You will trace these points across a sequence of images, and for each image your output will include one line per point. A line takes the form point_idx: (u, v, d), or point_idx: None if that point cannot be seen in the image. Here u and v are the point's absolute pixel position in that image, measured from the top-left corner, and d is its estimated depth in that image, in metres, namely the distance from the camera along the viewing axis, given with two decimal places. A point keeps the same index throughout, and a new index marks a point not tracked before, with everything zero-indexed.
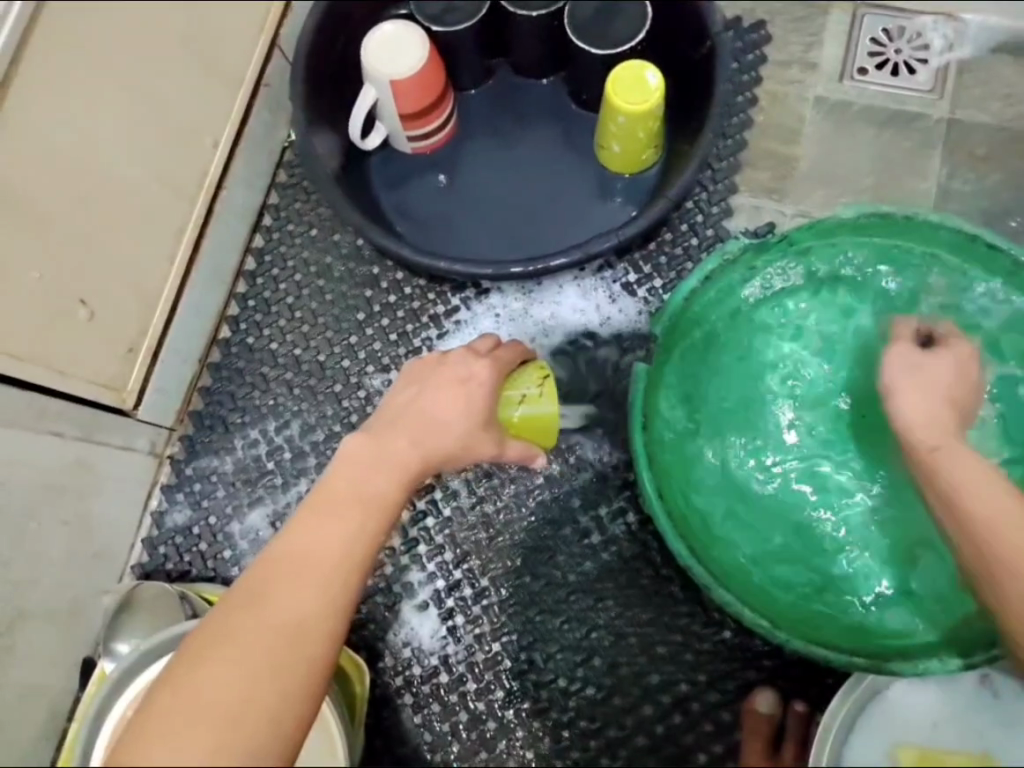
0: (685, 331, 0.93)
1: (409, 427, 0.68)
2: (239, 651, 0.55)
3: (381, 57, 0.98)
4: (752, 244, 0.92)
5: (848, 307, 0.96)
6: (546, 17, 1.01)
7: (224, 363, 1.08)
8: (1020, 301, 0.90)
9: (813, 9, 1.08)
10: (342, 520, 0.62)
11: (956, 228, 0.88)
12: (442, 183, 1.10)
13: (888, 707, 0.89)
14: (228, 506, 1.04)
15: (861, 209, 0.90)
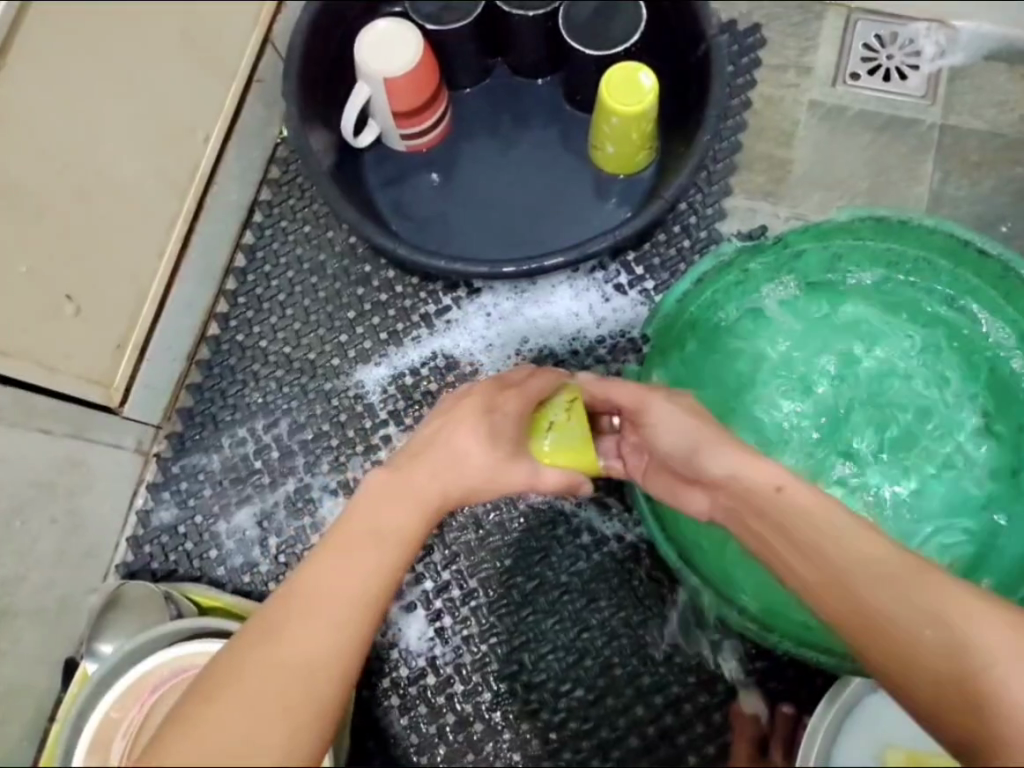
0: (677, 336, 0.93)
1: (430, 459, 0.66)
2: (251, 685, 0.50)
3: (375, 54, 0.98)
4: (745, 246, 0.92)
5: (843, 308, 0.95)
6: (542, 17, 1.00)
7: (214, 360, 1.06)
8: (1012, 306, 0.90)
9: (807, 13, 1.08)
10: (371, 554, 0.57)
11: (949, 233, 0.88)
12: (435, 181, 1.10)
13: (876, 709, 0.89)
14: (216, 506, 1.03)
15: (854, 212, 0.90)
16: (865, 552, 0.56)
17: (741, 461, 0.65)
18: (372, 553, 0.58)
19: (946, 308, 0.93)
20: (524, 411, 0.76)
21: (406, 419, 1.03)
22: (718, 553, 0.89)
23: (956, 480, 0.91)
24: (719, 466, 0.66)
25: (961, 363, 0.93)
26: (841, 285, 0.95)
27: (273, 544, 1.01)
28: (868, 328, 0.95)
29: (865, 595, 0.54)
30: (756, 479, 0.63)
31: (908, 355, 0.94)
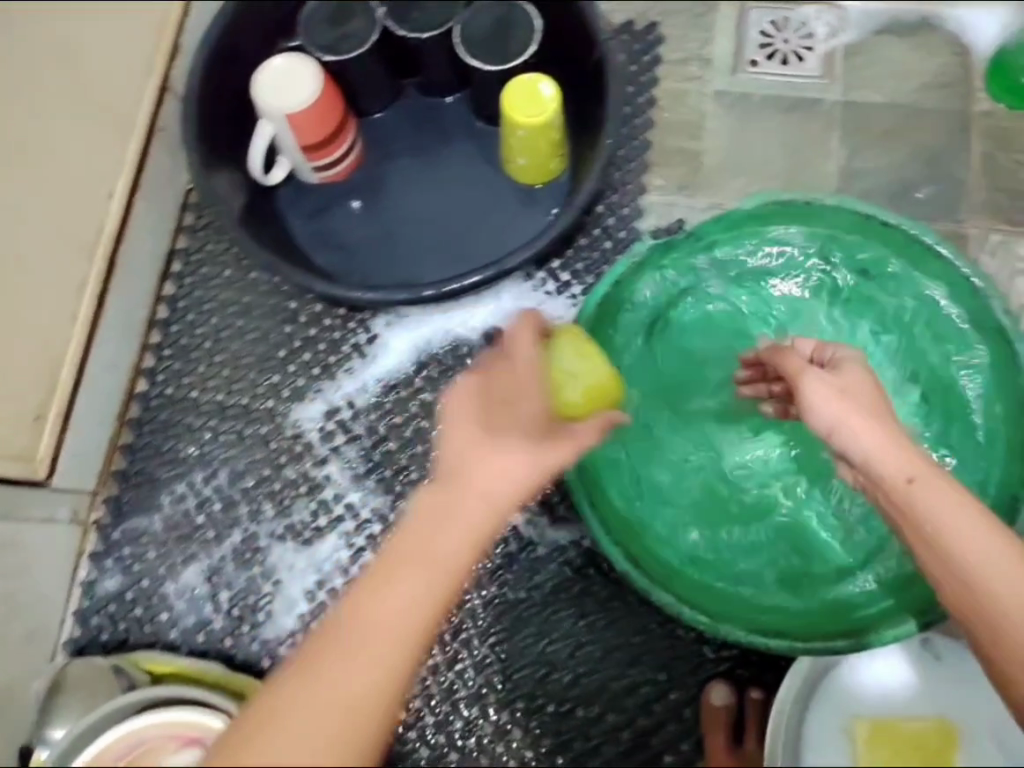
0: (601, 336, 0.93)
1: (472, 462, 0.60)
2: (292, 727, 0.51)
3: (274, 92, 0.96)
4: (659, 244, 0.94)
5: (767, 287, 0.95)
6: (439, 38, 1.00)
7: (145, 418, 1.03)
8: (923, 273, 0.91)
9: (702, 6, 1.08)
10: (418, 570, 0.56)
11: (852, 209, 0.92)
12: (356, 209, 1.07)
13: (842, 685, 0.90)
14: (162, 568, 0.99)
15: (759, 200, 0.93)
16: (995, 562, 0.64)
17: (890, 462, 0.67)
18: (417, 574, 0.56)
19: (865, 278, 0.93)
20: (541, 361, 0.67)
21: (348, 453, 1.02)
22: (667, 546, 0.88)
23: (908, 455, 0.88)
24: (893, 472, 0.67)
25: (887, 329, 0.92)
26: (760, 265, 0.95)
27: (224, 599, 0.98)
28: (792, 305, 0.94)
29: (989, 589, 0.64)
30: (889, 465, 0.67)
31: (835, 324, 0.93)
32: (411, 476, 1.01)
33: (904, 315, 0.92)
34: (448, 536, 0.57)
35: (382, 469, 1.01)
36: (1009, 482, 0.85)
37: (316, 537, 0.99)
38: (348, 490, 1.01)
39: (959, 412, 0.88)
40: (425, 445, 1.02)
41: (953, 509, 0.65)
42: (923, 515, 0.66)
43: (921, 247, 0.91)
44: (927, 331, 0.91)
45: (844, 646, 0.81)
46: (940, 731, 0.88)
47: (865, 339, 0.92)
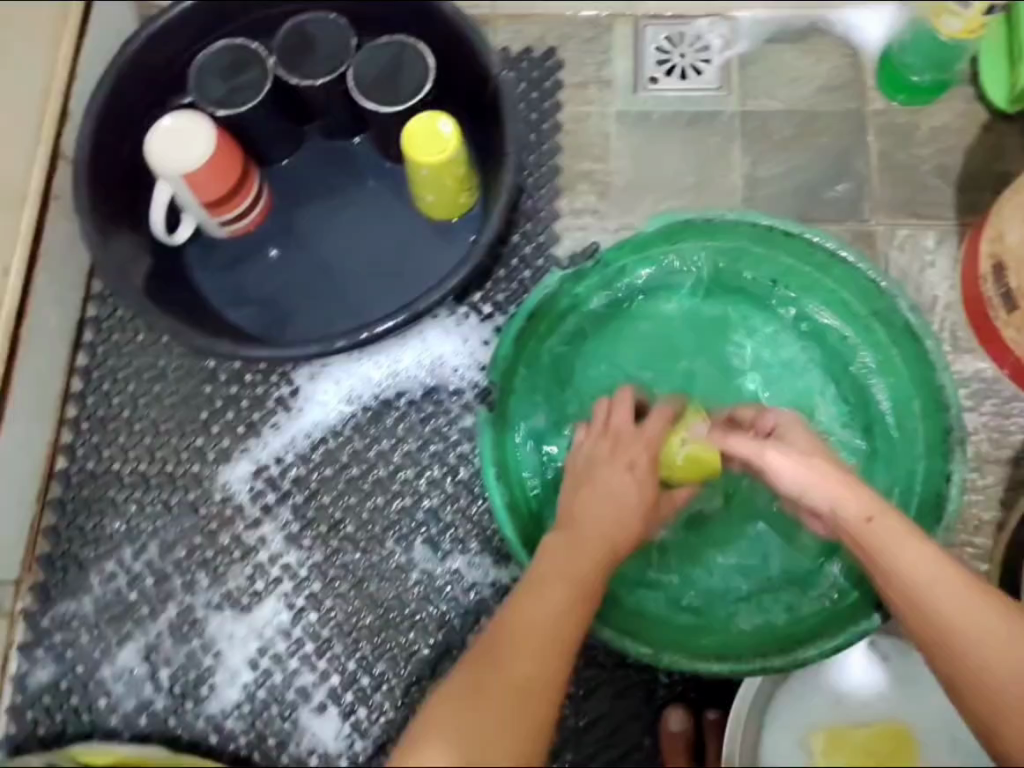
0: (520, 374, 0.92)
1: (593, 511, 0.76)
2: (492, 696, 0.60)
3: (168, 151, 0.93)
4: (568, 273, 0.91)
5: (678, 308, 0.96)
6: (332, 82, 0.98)
7: (66, 496, 0.99)
8: (830, 279, 0.92)
9: (597, 28, 1.08)
10: (568, 576, 0.70)
11: (755, 223, 0.90)
12: (274, 258, 1.06)
13: (795, 696, 0.92)
14: (96, 651, 0.96)
15: (661, 220, 0.90)
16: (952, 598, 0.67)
17: (843, 501, 0.72)
18: (558, 594, 0.69)
19: (773, 292, 0.95)
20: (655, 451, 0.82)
21: (279, 511, 0.99)
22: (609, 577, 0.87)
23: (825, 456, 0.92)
24: (852, 511, 0.71)
25: (802, 340, 0.95)
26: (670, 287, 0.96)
27: (164, 677, 0.95)
28: (705, 325, 0.96)
29: (952, 624, 0.67)
30: (845, 507, 0.72)
31: (747, 337, 0.96)
32: (347, 530, 0.99)
33: (813, 324, 0.95)
34: (582, 552, 0.73)
35: (317, 524, 0.99)
36: (930, 479, 0.87)
37: (255, 602, 0.97)
38: (283, 551, 0.98)
39: (877, 416, 0.92)
40: (359, 496, 1.00)
41: (905, 546, 0.69)
42: (879, 551, 0.69)
43: (826, 254, 0.90)
44: (838, 340, 0.94)
45: (782, 662, 0.80)
46: (891, 730, 0.91)
47: (779, 353, 0.95)
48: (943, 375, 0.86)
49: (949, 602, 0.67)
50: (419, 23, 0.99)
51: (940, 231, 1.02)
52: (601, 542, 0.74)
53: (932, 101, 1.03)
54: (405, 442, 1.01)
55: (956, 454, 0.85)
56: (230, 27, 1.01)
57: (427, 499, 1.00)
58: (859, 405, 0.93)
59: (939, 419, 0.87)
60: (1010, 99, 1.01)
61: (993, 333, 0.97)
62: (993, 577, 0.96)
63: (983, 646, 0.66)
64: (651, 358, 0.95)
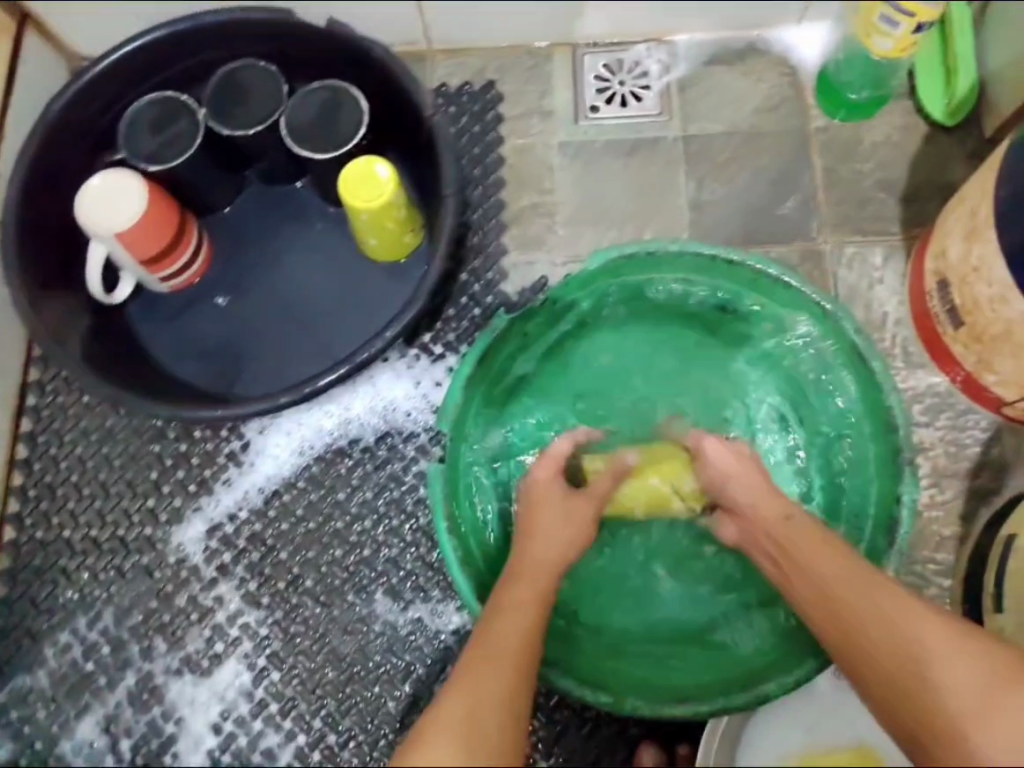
0: (472, 426, 0.92)
1: (533, 553, 0.78)
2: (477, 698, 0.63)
3: (100, 211, 0.91)
4: (515, 317, 0.92)
5: (625, 337, 0.96)
6: (265, 131, 0.96)
7: (16, 568, 0.97)
8: (773, 304, 0.93)
9: (535, 58, 1.07)
10: (515, 612, 0.72)
11: (696, 252, 0.91)
12: (224, 305, 1.03)
13: (764, 727, 0.94)
14: (54, 726, 0.94)
15: (605, 253, 0.91)
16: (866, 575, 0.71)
17: (761, 496, 0.78)
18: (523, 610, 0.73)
19: (719, 319, 0.95)
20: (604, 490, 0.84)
21: (235, 570, 0.97)
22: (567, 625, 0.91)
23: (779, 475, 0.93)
24: (770, 512, 0.77)
25: (752, 360, 0.95)
26: (617, 320, 0.96)
27: (126, 748, 0.93)
28: (656, 355, 0.96)
29: (870, 600, 0.69)
30: (768, 510, 0.78)
31: (696, 362, 0.96)
32: (307, 585, 0.97)
33: (761, 345, 0.95)
34: (523, 589, 0.75)
35: (275, 581, 0.97)
36: (883, 499, 0.88)
37: (215, 665, 0.95)
38: (241, 611, 0.96)
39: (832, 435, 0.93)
40: (318, 549, 0.98)
41: (811, 542, 0.74)
42: (793, 550, 0.75)
43: (770, 281, 0.91)
44: (789, 361, 0.94)
45: (747, 700, 0.85)
46: (862, 753, 0.93)
47: (732, 377, 0.96)
48: (891, 396, 0.88)
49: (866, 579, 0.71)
50: (350, 65, 0.97)
51: (885, 247, 1.01)
52: (539, 584, 0.76)
53: (874, 113, 1.02)
54: (360, 491, 0.99)
55: (907, 477, 0.86)
56: (160, 76, 0.99)
57: (387, 547, 0.98)
58: (809, 427, 0.94)
59: (888, 440, 0.89)
60: (947, 111, 1.00)
61: (943, 347, 0.97)
62: (955, 593, 0.96)
63: (868, 611, 0.69)
64: (605, 392, 0.96)
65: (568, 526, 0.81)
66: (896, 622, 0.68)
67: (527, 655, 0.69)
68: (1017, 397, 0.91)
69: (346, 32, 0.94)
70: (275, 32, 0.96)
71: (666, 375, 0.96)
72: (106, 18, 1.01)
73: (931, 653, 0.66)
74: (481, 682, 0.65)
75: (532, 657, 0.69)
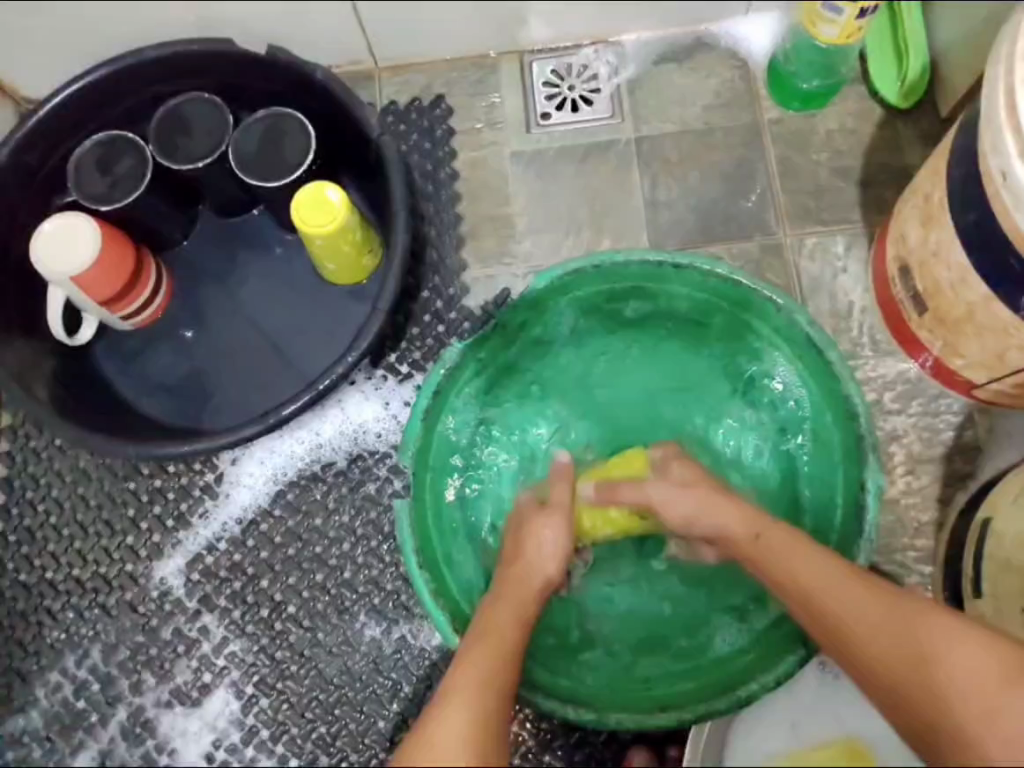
0: (435, 453, 0.94)
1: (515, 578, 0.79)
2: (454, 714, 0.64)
3: (53, 255, 0.91)
4: (470, 341, 0.94)
5: (590, 342, 0.99)
6: (214, 162, 0.96)
7: (2, 611, 0.98)
8: (724, 302, 0.95)
9: (482, 69, 1.07)
10: (496, 639, 0.72)
11: (641, 259, 0.92)
12: (189, 339, 1.03)
13: (751, 725, 0.95)
14: (50, 764, 0.95)
15: (553, 273, 0.92)
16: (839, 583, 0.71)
17: (730, 521, 0.77)
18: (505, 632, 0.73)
19: (676, 319, 0.98)
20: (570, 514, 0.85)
21: (217, 601, 0.98)
22: (545, 635, 0.93)
23: (749, 459, 0.97)
24: (741, 527, 0.77)
25: (719, 351, 0.98)
26: (573, 333, 0.99)
27: None
28: (617, 363, 1.00)
29: (841, 613, 0.70)
30: (740, 525, 0.77)
31: (659, 356, 1.00)
32: (290, 611, 0.98)
33: (725, 339, 0.97)
34: (505, 615, 0.75)
35: (258, 609, 0.98)
36: (849, 486, 0.90)
37: (204, 695, 0.96)
38: (226, 640, 0.97)
39: (795, 426, 0.95)
40: (298, 575, 0.98)
41: (788, 547, 0.74)
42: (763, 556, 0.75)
43: (720, 280, 0.93)
44: (744, 355, 0.97)
45: (725, 706, 0.86)
46: (850, 744, 0.93)
47: (693, 375, 0.99)
48: (851, 388, 0.88)
49: (834, 584, 0.71)
50: (296, 89, 0.97)
51: (847, 234, 1.02)
52: (519, 606, 0.77)
53: (827, 103, 1.03)
54: (338, 514, 0.99)
55: (869, 461, 0.87)
56: (107, 114, 1.00)
57: (367, 568, 0.98)
58: (780, 414, 0.96)
59: (850, 428, 0.90)
60: (901, 93, 1.02)
61: (909, 333, 0.96)
62: (936, 579, 0.95)
63: (864, 621, 0.69)
64: (572, 403, 0.99)
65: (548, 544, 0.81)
66: (885, 631, 0.68)
67: (505, 684, 0.68)
68: (986, 379, 0.90)
69: (288, 58, 0.94)
70: (219, 63, 0.96)
71: (633, 371, 1.00)
72: (49, 59, 1.01)
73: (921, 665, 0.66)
74: (460, 715, 0.64)
75: (512, 689, 0.69)
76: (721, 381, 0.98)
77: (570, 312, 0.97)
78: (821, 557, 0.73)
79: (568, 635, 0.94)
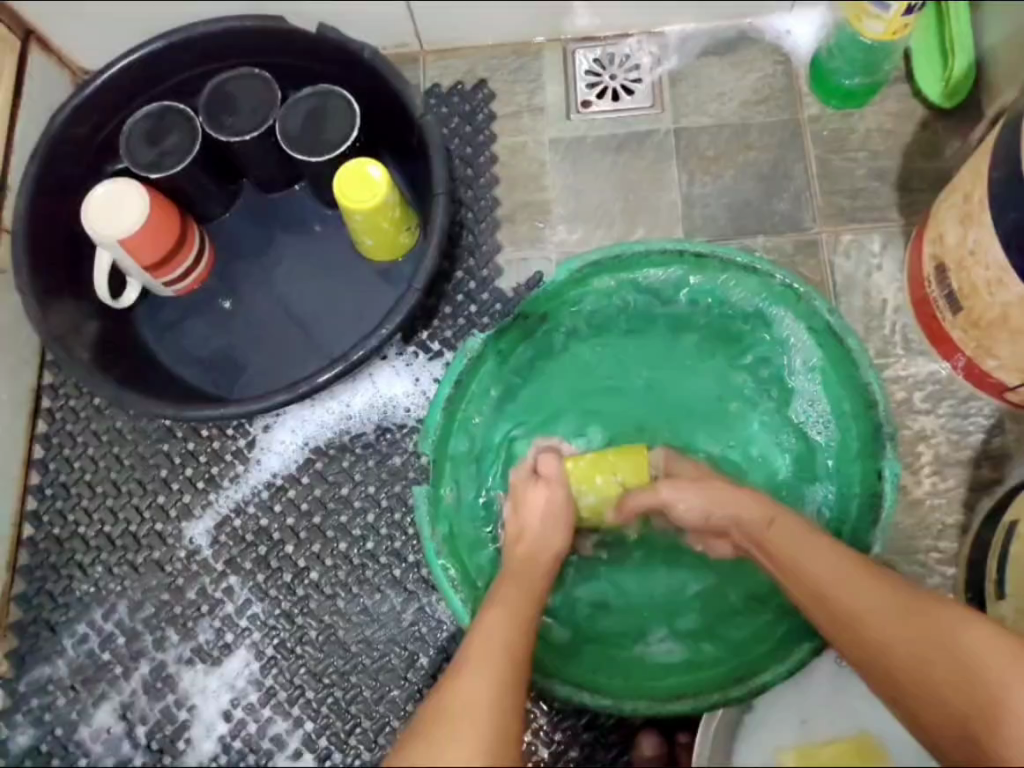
0: (456, 441, 0.96)
1: (520, 559, 0.80)
2: (472, 676, 0.64)
3: (103, 218, 0.94)
4: (490, 333, 0.96)
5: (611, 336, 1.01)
6: (261, 136, 0.99)
7: (35, 563, 1.01)
8: (745, 293, 0.96)
9: (524, 57, 1.08)
10: (504, 611, 0.72)
11: (663, 250, 0.95)
12: (228, 310, 1.06)
13: (764, 718, 0.94)
14: (73, 713, 0.98)
15: (574, 265, 0.95)
16: (847, 581, 0.71)
17: (744, 509, 0.79)
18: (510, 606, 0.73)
19: (695, 315, 0.99)
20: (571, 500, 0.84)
21: (242, 564, 1.00)
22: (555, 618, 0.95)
23: (765, 456, 0.97)
24: (752, 515, 0.78)
25: (739, 349, 0.99)
26: (597, 326, 1.00)
27: (141, 734, 0.97)
28: (638, 360, 1.02)
29: (857, 619, 0.70)
30: (745, 516, 0.78)
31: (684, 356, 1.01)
32: (312, 577, 1.00)
33: (746, 337, 0.98)
34: (511, 593, 0.75)
35: (281, 574, 1.00)
36: (866, 478, 0.91)
37: (225, 654, 0.99)
38: (249, 602, 1.00)
39: (816, 420, 0.96)
40: (323, 543, 1.00)
41: (797, 537, 0.75)
42: (773, 547, 0.76)
43: (738, 270, 0.95)
44: (771, 349, 0.97)
45: (741, 694, 0.86)
46: (859, 742, 0.94)
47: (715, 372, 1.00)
48: (870, 375, 0.90)
49: (841, 579, 0.71)
50: (343, 68, 1.00)
51: (882, 233, 1.01)
52: (525, 588, 0.76)
53: (869, 102, 1.03)
54: (363, 485, 1.01)
55: (887, 450, 0.89)
56: (160, 87, 1.03)
57: (392, 540, 1.00)
58: (809, 407, 0.96)
59: (870, 418, 0.91)
60: (943, 94, 1.01)
61: (942, 334, 0.95)
62: (957, 582, 0.94)
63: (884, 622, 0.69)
64: (597, 399, 1.01)
65: (552, 519, 0.83)
66: (904, 618, 0.69)
67: (526, 651, 0.69)
68: (1017, 381, 0.90)
69: (337, 37, 0.96)
70: (270, 40, 0.99)
71: (655, 365, 1.01)
72: (107, 33, 1.05)
73: (943, 649, 0.67)
74: (479, 674, 0.64)
75: (525, 651, 0.68)
76: (743, 381, 0.99)
77: (596, 305, 0.99)
78: (839, 560, 0.72)
79: (585, 615, 0.95)
